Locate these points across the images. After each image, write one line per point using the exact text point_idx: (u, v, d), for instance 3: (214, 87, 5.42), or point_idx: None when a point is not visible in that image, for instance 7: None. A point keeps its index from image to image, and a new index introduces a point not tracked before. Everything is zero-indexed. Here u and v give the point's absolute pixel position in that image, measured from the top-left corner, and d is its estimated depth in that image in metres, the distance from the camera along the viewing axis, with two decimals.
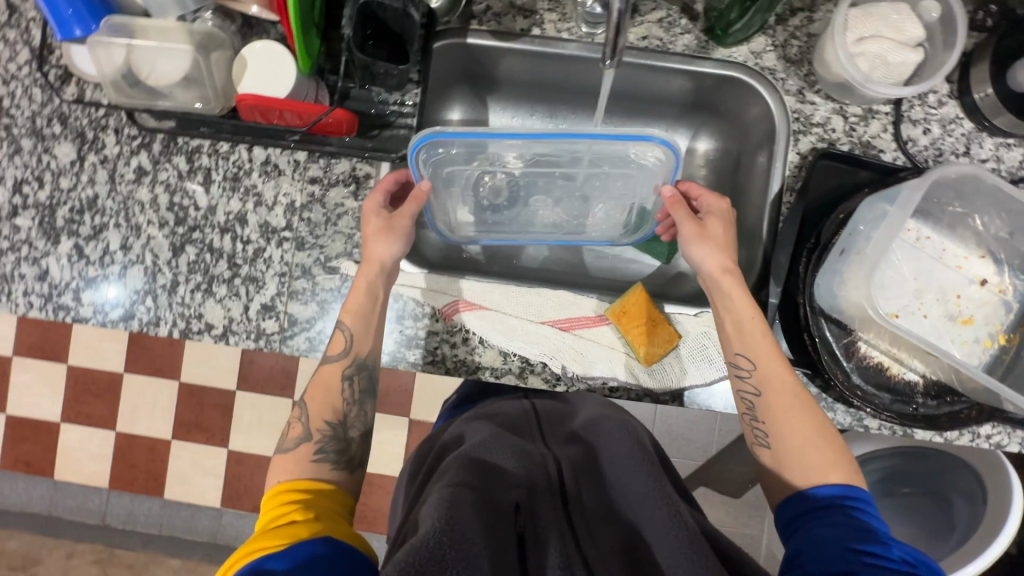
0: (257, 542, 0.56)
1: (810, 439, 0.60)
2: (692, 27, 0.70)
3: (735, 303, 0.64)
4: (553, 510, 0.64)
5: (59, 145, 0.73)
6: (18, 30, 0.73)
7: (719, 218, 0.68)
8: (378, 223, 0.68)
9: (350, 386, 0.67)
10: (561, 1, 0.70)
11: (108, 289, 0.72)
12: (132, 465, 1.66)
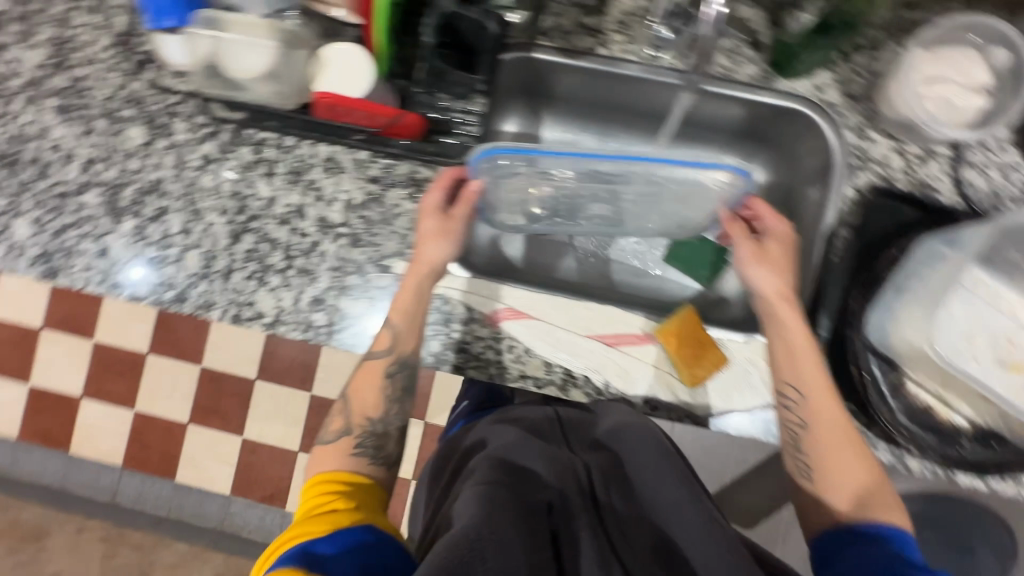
0: (301, 527, 0.59)
1: (854, 473, 0.61)
2: (756, 58, 0.71)
3: (791, 329, 0.65)
4: (586, 513, 0.58)
5: (131, 128, 0.75)
6: (103, 15, 0.76)
7: (779, 243, 0.69)
8: (434, 225, 0.69)
9: (391, 383, 0.71)
10: (629, 24, 0.72)
11: (146, 268, 0.74)
12: (146, 445, 1.66)
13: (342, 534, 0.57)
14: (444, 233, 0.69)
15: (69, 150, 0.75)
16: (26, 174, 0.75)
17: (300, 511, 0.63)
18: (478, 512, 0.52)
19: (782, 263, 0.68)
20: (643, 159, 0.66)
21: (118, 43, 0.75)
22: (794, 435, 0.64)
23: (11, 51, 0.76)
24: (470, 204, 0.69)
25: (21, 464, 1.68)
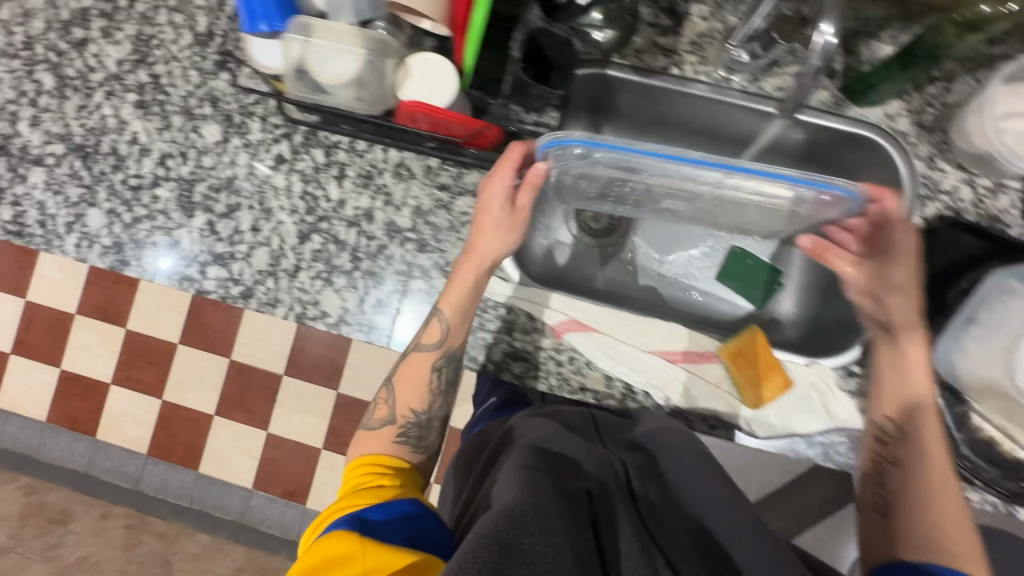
0: (350, 498, 0.63)
1: (942, 522, 0.58)
2: (828, 85, 0.72)
3: (913, 366, 0.64)
4: (625, 503, 0.57)
5: (207, 126, 0.77)
6: (185, 14, 0.78)
7: (902, 264, 0.64)
8: (501, 215, 0.67)
9: (438, 377, 0.71)
10: (702, 45, 0.73)
11: (165, 258, 0.76)
12: (172, 435, 1.66)
13: (389, 505, 0.61)
14: (507, 220, 0.68)
15: (146, 144, 0.77)
16: (103, 166, 0.77)
17: (346, 486, 0.67)
18: (524, 490, 0.51)
19: (907, 289, 0.64)
20: (728, 167, 0.58)
21: (199, 43, 0.77)
22: (881, 470, 0.64)
23: (94, 46, 0.78)
24: (534, 189, 0.65)
25: (48, 447, 1.68)
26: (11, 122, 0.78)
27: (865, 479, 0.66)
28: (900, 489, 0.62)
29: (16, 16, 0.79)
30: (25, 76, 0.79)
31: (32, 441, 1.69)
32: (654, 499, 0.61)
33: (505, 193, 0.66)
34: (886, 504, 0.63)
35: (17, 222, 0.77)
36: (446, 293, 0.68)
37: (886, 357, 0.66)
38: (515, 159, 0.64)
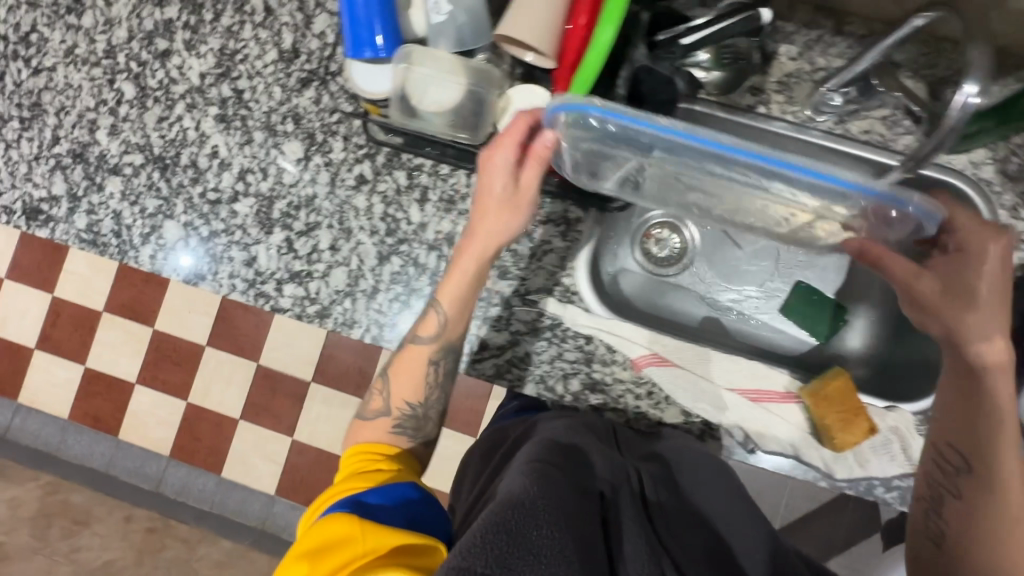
0: (348, 483, 0.63)
1: (1011, 551, 0.61)
2: (916, 129, 0.72)
3: (999, 390, 0.62)
4: (633, 506, 0.58)
5: (288, 143, 0.76)
6: (271, 31, 0.77)
7: (988, 279, 0.60)
8: (501, 192, 0.63)
9: (435, 370, 0.70)
10: (790, 86, 0.73)
11: (182, 256, 0.76)
12: (195, 438, 1.63)
13: (387, 489, 0.61)
14: (511, 199, 0.63)
15: (225, 158, 0.77)
16: (181, 178, 0.77)
17: (344, 471, 0.67)
18: (541, 487, 0.51)
19: (988, 306, 0.60)
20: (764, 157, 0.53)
21: (283, 60, 0.77)
22: (939, 496, 0.64)
23: (177, 57, 0.78)
24: (539, 164, 0.61)
25: (70, 445, 1.67)
26: (89, 130, 0.78)
27: (920, 500, 0.66)
28: (957, 514, 0.63)
29: (99, 24, 0.79)
30: (105, 85, 0.78)
31: (53, 438, 1.67)
32: (664, 500, 0.63)
33: (507, 169, 0.62)
34: (943, 529, 0.64)
35: (92, 231, 0.77)
36: (445, 285, 0.67)
37: (971, 382, 0.63)
38: (519, 132, 0.60)
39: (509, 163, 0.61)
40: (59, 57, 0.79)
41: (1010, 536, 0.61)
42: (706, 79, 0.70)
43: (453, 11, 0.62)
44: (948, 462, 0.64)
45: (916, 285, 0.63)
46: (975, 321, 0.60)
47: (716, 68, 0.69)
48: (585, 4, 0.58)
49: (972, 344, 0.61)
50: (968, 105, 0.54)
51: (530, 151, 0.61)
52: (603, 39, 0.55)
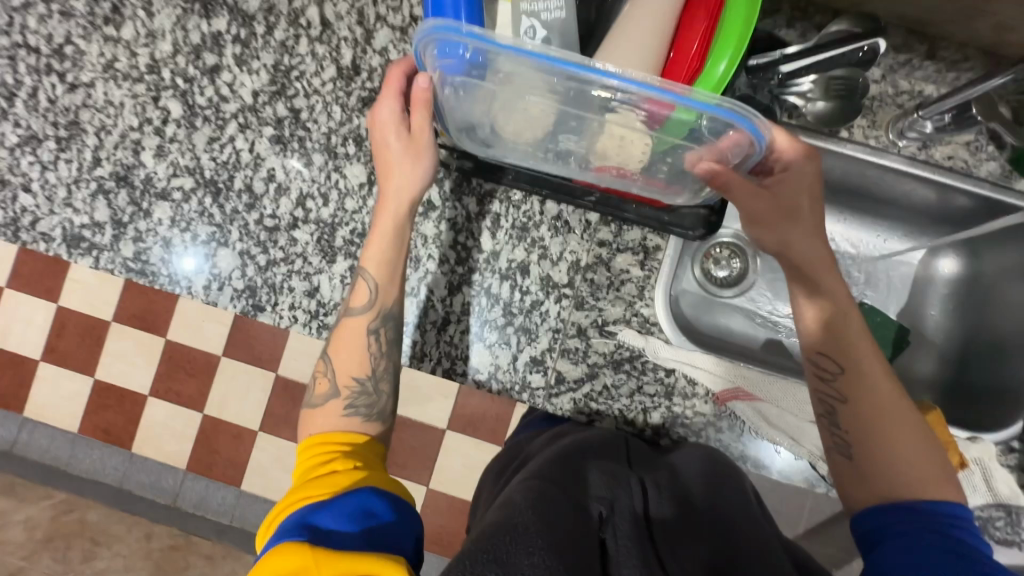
0: (301, 492, 0.54)
1: (900, 455, 0.57)
2: (998, 155, 0.72)
3: (829, 309, 0.60)
4: (637, 525, 0.53)
5: (350, 166, 0.72)
6: (329, 46, 0.73)
7: (804, 194, 0.58)
8: (398, 143, 0.62)
9: (376, 339, 0.64)
10: (873, 108, 0.71)
11: (186, 259, 0.72)
12: (216, 451, 1.39)
13: (341, 502, 0.52)
14: (409, 148, 0.61)
15: (283, 183, 0.73)
16: (236, 205, 0.73)
17: (298, 473, 0.58)
18: (534, 509, 0.48)
19: (809, 219, 0.59)
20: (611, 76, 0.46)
21: (343, 77, 0.73)
22: (831, 410, 0.60)
23: (228, 73, 0.73)
24: (424, 106, 0.56)
25: (79, 460, 1.40)
26: (134, 151, 0.74)
27: (821, 422, 0.61)
28: (853, 428, 0.58)
29: (140, 37, 0.74)
30: (149, 103, 0.74)
31: (62, 452, 1.40)
32: (666, 509, 0.58)
33: (395, 119, 0.61)
34: (849, 443, 0.58)
35: (140, 259, 0.73)
36: (368, 251, 0.64)
37: (810, 296, 0.61)
38: (397, 80, 0.60)
39: (395, 112, 0.60)
40: (98, 72, 0.74)
41: (884, 443, 0.57)
42: (822, 109, 0.68)
43: (548, 37, 0.57)
44: (823, 387, 0.60)
45: (790, 232, 0.60)
46: (797, 236, 0.60)
47: (822, 98, 0.68)
48: (699, 30, 0.56)
49: (806, 261, 0.60)
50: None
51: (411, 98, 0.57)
52: (715, 73, 0.55)
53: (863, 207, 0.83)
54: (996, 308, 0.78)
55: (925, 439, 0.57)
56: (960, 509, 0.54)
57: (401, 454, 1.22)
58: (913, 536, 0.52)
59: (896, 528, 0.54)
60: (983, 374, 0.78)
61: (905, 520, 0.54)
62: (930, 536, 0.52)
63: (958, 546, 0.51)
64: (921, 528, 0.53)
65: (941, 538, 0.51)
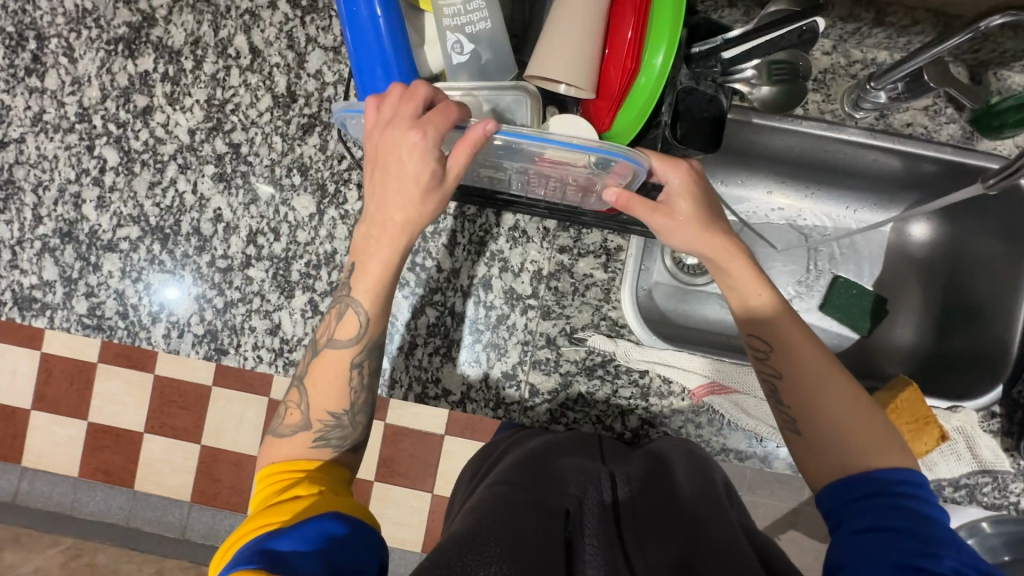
0: (258, 519, 0.49)
1: (843, 425, 0.50)
2: (958, 117, 0.70)
3: (751, 294, 0.55)
4: (604, 525, 0.52)
5: (298, 197, 0.70)
6: (261, 74, 0.70)
7: (683, 193, 0.56)
8: (422, 174, 0.50)
9: (359, 373, 0.56)
10: (827, 83, 0.70)
11: (168, 289, 0.70)
12: (216, 480, 1.14)
13: (302, 526, 0.47)
14: (428, 182, 0.51)
15: (231, 222, 0.71)
16: (185, 248, 0.71)
17: (256, 501, 0.52)
18: (498, 516, 0.47)
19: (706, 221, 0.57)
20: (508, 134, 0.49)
21: (280, 105, 0.70)
22: (772, 388, 0.54)
23: (161, 114, 0.71)
24: (471, 151, 0.48)
25: (84, 504, 1.17)
26: (75, 205, 0.71)
27: (769, 402, 0.56)
28: (795, 401, 0.53)
29: (65, 85, 0.71)
30: (84, 152, 0.71)
31: (64, 498, 1.17)
32: (638, 499, 0.57)
33: (430, 149, 0.49)
34: (796, 419, 0.52)
35: (95, 314, 0.70)
36: (358, 279, 0.55)
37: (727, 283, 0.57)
38: (421, 103, 0.49)
39: (433, 142, 0.49)
40: (27, 126, 0.71)
41: (829, 412, 0.51)
42: (768, 93, 0.68)
43: (477, 49, 0.55)
44: (761, 367, 0.55)
45: (679, 227, 0.56)
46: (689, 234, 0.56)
47: (766, 83, 0.67)
48: (632, 17, 0.54)
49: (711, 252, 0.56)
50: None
51: (457, 136, 0.48)
52: (654, 66, 0.54)
53: (827, 180, 0.81)
54: (974, 274, 0.78)
55: (872, 407, 0.51)
56: (920, 478, 0.48)
57: (401, 464, 1.12)
58: (875, 520, 0.45)
59: (856, 506, 0.47)
60: (961, 339, 0.77)
61: (864, 496, 0.47)
62: (892, 519, 0.44)
63: (918, 526, 0.44)
64: (881, 506, 0.46)
65: (903, 518, 0.44)
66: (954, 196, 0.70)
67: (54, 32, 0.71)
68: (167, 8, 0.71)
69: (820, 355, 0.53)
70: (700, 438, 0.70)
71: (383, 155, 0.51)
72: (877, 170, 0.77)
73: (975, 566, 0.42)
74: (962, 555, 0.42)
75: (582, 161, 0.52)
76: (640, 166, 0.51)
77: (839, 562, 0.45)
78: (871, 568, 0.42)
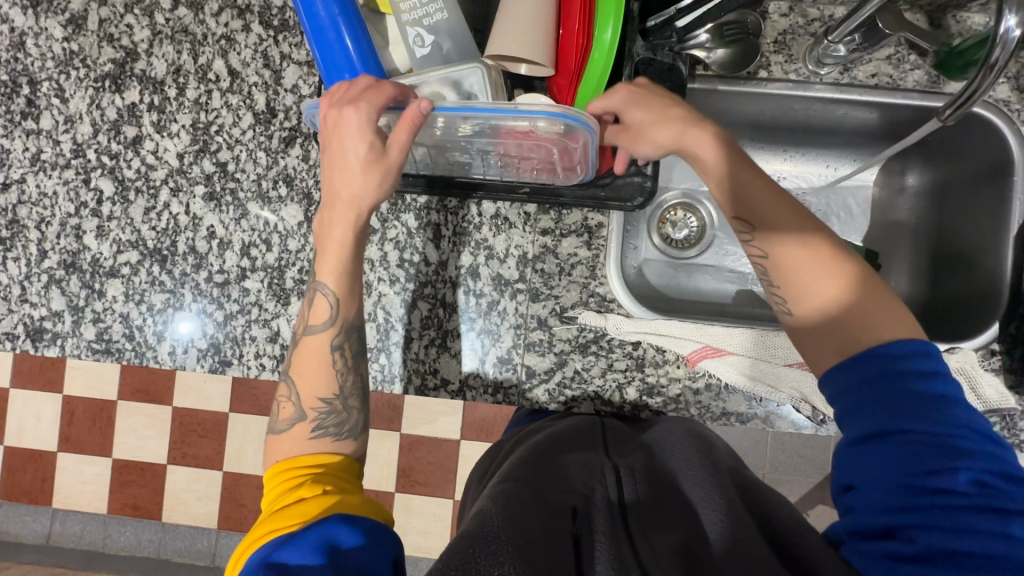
0: (268, 524, 0.50)
1: (834, 293, 0.49)
2: (922, 63, 0.71)
3: (817, 285, 0.49)
4: (612, 524, 0.49)
5: (286, 208, 0.73)
6: (241, 94, 0.74)
7: (636, 104, 0.58)
8: (363, 151, 0.53)
9: (341, 356, 0.58)
10: (787, 44, 0.71)
11: (177, 313, 0.73)
12: (240, 504, 1.15)
13: (307, 532, 0.47)
14: (369, 158, 0.53)
15: (224, 237, 0.73)
16: (184, 267, 0.74)
17: (267, 500, 0.53)
18: (508, 515, 0.45)
19: (664, 118, 0.56)
20: (472, 109, 0.51)
21: (261, 122, 0.73)
22: (762, 268, 0.53)
23: (150, 141, 0.74)
24: (410, 127, 0.50)
25: (115, 538, 1.19)
26: (76, 237, 0.74)
27: (762, 286, 0.54)
28: (791, 293, 0.51)
29: (59, 124, 0.75)
30: (81, 186, 0.75)
31: (96, 534, 1.20)
32: (645, 497, 0.52)
33: (367, 126, 0.52)
34: (788, 298, 0.51)
35: (103, 339, 0.73)
36: (322, 261, 0.57)
37: (743, 209, 0.54)
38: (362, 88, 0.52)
39: (370, 120, 0.51)
40: (27, 166, 0.75)
41: (822, 289, 0.49)
42: (722, 56, 0.70)
43: (437, 40, 0.58)
44: (761, 275, 0.54)
45: (647, 130, 0.57)
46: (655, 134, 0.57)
47: (720, 46, 0.69)
48: (578, 9, 0.58)
49: (692, 147, 0.56)
50: (1011, 40, 0.50)
51: (396, 114, 0.51)
52: (604, 39, 0.58)
53: (799, 141, 0.82)
54: (959, 217, 0.77)
55: (865, 274, 0.50)
56: (929, 346, 0.46)
57: (421, 472, 1.12)
58: (881, 425, 0.44)
59: (861, 402, 0.45)
60: (952, 283, 0.77)
61: (879, 399, 0.45)
62: (899, 422, 0.43)
63: (932, 429, 0.42)
64: (888, 402, 0.44)
65: (916, 422, 0.43)
66: (912, 135, 0.72)
67: (45, 76, 0.75)
68: (147, 42, 0.74)
69: (807, 227, 0.51)
70: (699, 404, 0.71)
71: (329, 136, 0.53)
72: (849, 124, 0.77)
73: (994, 471, 0.41)
74: (980, 463, 0.41)
75: (539, 130, 0.54)
76: (591, 128, 0.54)
77: (850, 481, 0.45)
78: (878, 493, 0.42)
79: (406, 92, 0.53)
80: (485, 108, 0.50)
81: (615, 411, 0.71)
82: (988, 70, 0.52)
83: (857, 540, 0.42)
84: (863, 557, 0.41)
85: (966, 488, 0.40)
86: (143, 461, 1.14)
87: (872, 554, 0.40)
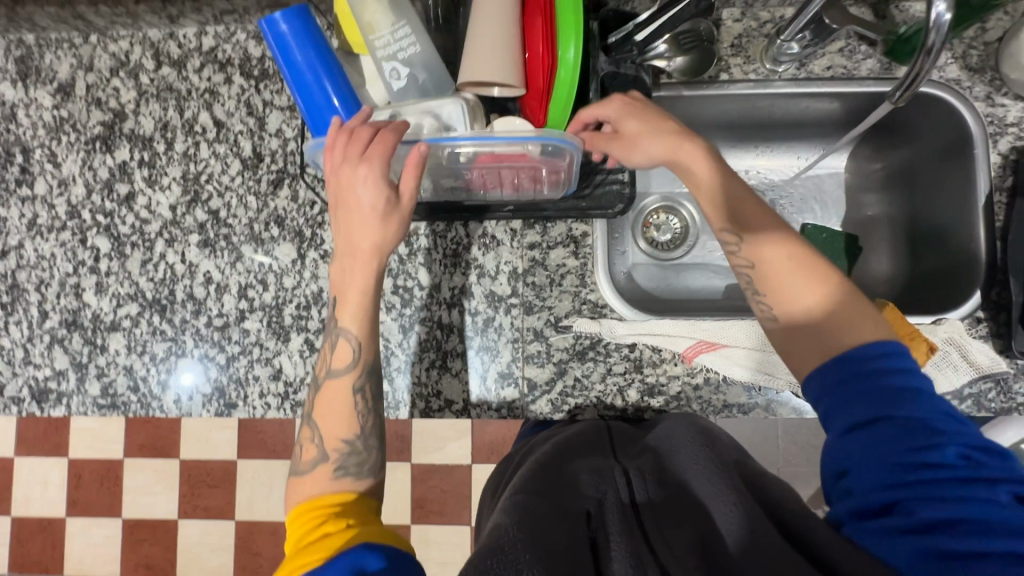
0: (295, 562, 0.50)
1: (815, 299, 0.51)
2: (873, 52, 0.74)
3: (801, 292, 0.52)
4: (627, 523, 0.49)
5: (278, 247, 0.75)
6: (227, 143, 0.76)
7: (631, 114, 0.61)
8: (378, 202, 0.55)
9: (363, 397, 0.59)
10: (744, 46, 0.75)
11: (180, 361, 0.74)
12: (255, 552, 1.14)
13: (336, 561, 0.48)
14: (384, 208, 0.55)
15: (221, 282, 0.75)
16: (183, 315, 0.75)
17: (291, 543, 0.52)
18: (522, 524, 0.46)
19: (660, 129, 0.61)
20: (450, 140, 0.54)
21: (249, 167, 0.76)
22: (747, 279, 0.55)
23: (142, 196, 0.77)
24: (417, 171, 0.53)
25: None
26: (76, 295, 0.76)
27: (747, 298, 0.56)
28: (777, 299, 0.53)
29: (53, 188, 0.77)
30: (78, 246, 0.77)
31: None
32: (656, 496, 0.53)
33: (378, 178, 0.54)
34: (773, 306, 0.53)
35: (108, 393, 0.74)
36: (344, 309, 0.59)
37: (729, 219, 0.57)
38: (363, 141, 0.54)
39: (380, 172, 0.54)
40: (23, 232, 0.77)
41: (804, 296, 0.51)
42: (682, 61, 0.74)
43: (412, 72, 0.61)
44: (745, 284, 0.56)
45: (642, 142, 0.61)
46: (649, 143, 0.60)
47: (679, 54, 0.73)
48: (540, 32, 0.61)
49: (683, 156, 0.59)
50: (943, 24, 0.53)
51: (401, 163, 0.53)
52: (568, 58, 0.61)
53: (767, 137, 0.85)
54: (928, 194, 0.80)
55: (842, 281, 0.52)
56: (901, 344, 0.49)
57: (435, 500, 1.12)
58: (871, 412, 0.45)
59: (853, 393, 0.47)
60: (931, 258, 0.79)
61: (862, 390, 0.46)
62: (884, 408, 0.45)
63: (913, 414, 0.44)
64: (873, 392, 0.46)
65: (899, 408, 0.45)
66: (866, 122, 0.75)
67: (37, 144, 0.78)
68: (134, 102, 0.77)
69: (784, 236, 0.54)
70: (698, 398, 0.72)
71: (343, 193, 0.55)
72: (812, 116, 0.81)
73: (973, 446, 0.43)
74: (960, 438, 0.43)
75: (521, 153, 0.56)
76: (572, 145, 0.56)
77: (843, 465, 0.45)
78: (871, 473, 0.43)
79: (403, 129, 0.54)
80: (462, 137, 0.53)
81: (619, 412, 0.72)
82: (928, 54, 0.56)
83: (859, 520, 0.43)
84: (872, 537, 0.41)
85: (953, 462, 0.42)
86: (153, 517, 1.12)
87: (877, 532, 0.40)
